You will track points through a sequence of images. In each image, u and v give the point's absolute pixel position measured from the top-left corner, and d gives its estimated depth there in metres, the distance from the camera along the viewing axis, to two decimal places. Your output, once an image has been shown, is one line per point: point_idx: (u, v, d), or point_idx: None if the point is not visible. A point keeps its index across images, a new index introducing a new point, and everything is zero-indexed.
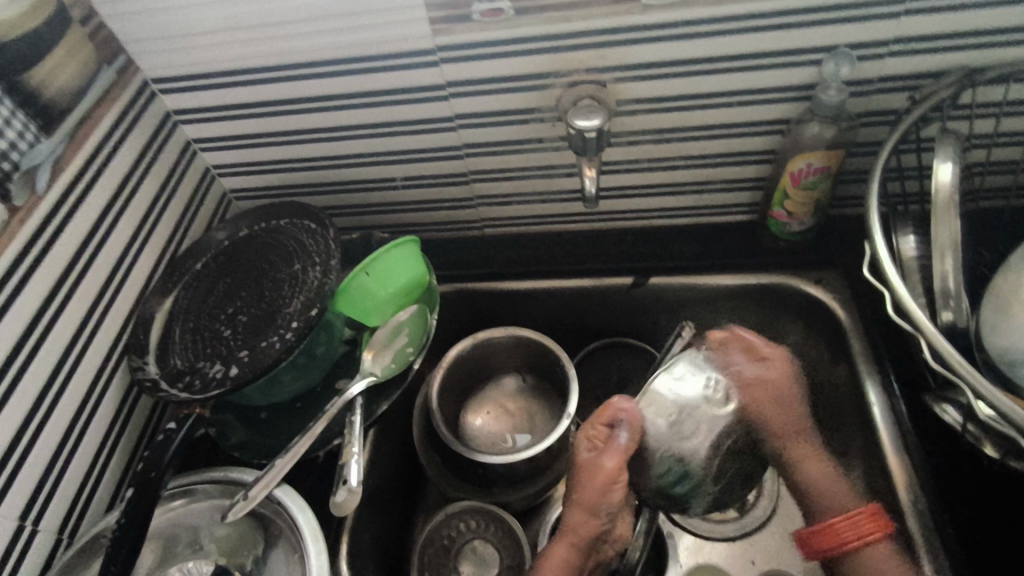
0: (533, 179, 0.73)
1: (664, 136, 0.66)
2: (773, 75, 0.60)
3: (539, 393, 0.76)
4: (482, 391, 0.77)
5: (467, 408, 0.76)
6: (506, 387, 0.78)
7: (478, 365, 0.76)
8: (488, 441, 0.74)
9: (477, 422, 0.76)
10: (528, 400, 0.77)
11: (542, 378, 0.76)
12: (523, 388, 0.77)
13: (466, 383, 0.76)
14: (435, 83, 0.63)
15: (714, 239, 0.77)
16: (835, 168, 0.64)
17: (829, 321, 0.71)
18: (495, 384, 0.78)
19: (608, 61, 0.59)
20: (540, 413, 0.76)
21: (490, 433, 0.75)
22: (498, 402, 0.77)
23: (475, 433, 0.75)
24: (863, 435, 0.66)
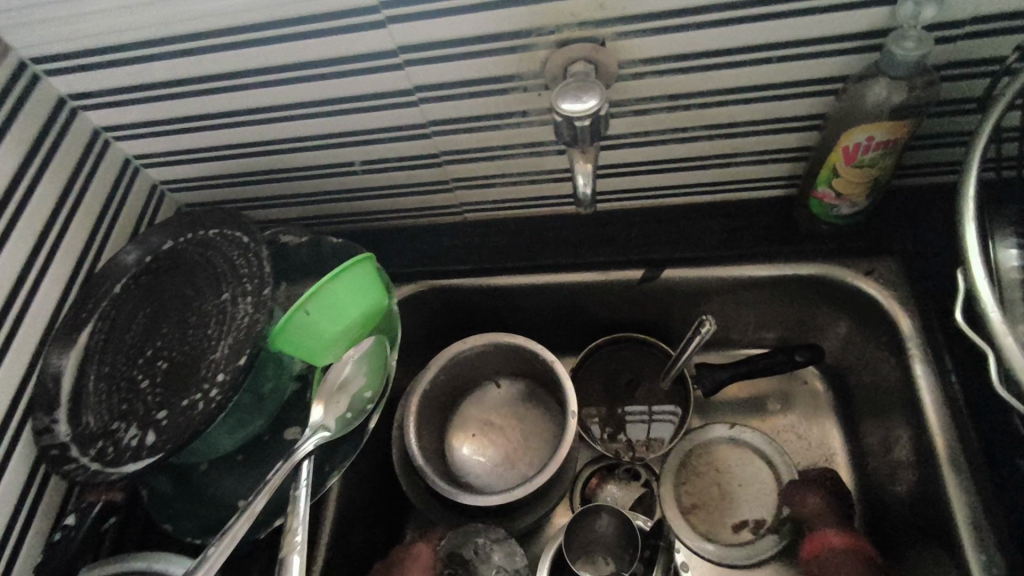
0: (519, 158, 0.59)
1: (681, 102, 0.52)
2: (828, 21, 0.44)
3: (530, 402, 0.66)
4: (465, 403, 0.67)
5: (449, 427, 0.66)
6: (491, 398, 0.67)
7: (459, 375, 0.65)
8: (476, 463, 0.64)
9: (463, 443, 0.65)
10: (519, 411, 0.66)
11: (533, 383, 0.66)
12: (512, 396, 0.67)
13: (447, 396, 0.66)
14: (383, 48, 0.49)
15: (743, 220, 0.63)
16: (902, 139, 0.49)
17: (882, 320, 0.59)
18: (480, 394, 0.67)
19: (606, 12, 0.45)
20: (535, 426, 0.65)
21: (479, 454, 0.65)
22: (484, 417, 0.66)
23: (461, 459, 0.65)
24: (918, 464, 0.55)
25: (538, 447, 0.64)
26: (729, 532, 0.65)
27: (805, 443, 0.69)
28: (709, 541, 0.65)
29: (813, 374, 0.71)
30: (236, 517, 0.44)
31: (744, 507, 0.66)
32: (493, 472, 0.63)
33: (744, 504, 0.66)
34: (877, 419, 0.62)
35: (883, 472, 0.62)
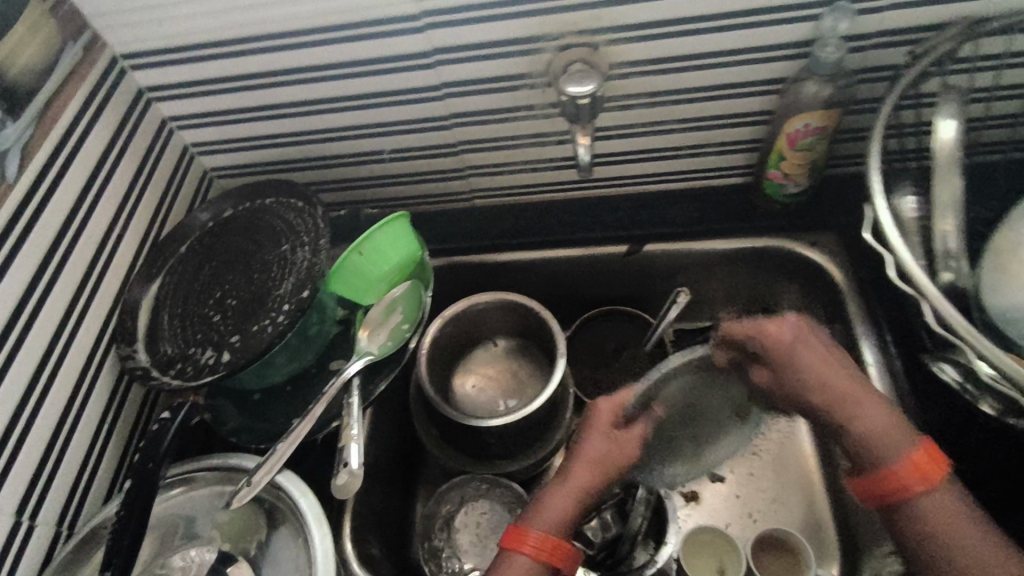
0: (524, 148, 0.71)
1: (658, 99, 0.64)
2: (770, 32, 0.57)
3: (522, 355, 0.78)
4: (466, 358, 0.78)
5: (454, 377, 0.77)
6: (490, 355, 0.78)
7: (463, 331, 0.76)
8: (477, 407, 0.75)
9: (465, 391, 0.77)
10: (513, 363, 0.77)
11: (526, 340, 0.77)
12: (506, 351, 0.78)
13: (452, 351, 0.76)
14: (420, 50, 0.60)
15: (709, 205, 0.76)
16: (831, 127, 0.62)
17: (825, 284, 0.71)
18: (480, 350, 0.78)
19: (599, 22, 0.57)
20: (526, 374, 0.77)
21: (479, 400, 0.76)
22: (481, 369, 0.78)
23: (465, 403, 0.76)
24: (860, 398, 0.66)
25: (531, 391, 0.76)
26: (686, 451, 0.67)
27: None
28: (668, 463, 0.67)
29: None
30: (297, 422, 0.52)
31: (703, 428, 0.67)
32: (494, 412, 0.75)
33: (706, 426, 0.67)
34: None
35: None
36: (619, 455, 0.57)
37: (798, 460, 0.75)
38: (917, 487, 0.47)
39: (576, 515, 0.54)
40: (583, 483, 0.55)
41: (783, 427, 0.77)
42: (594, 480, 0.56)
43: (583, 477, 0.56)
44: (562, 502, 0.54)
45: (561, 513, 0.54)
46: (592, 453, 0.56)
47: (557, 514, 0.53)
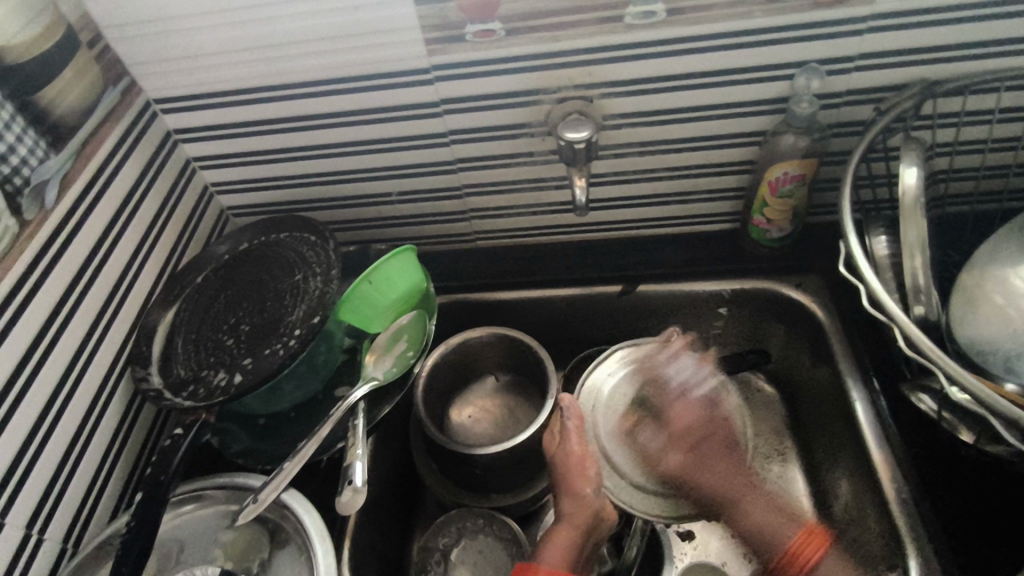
0: (524, 192, 0.76)
1: (649, 148, 0.70)
2: (749, 89, 0.63)
3: (519, 390, 0.80)
4: (464, 392, 0.81)
5: (451, 410, 0.80)
6: (488, 389, 0.81)
7: (461, 364, 0.79)
8: (472, 438, 0.78)
9: (462, 422, 0.79)
10: (509, 398, 0.80)
11: (522, 375, 0.80)
12: (501, 384, 0.81)
13: (449, 383, 0.79)
14: (429, 100, 0.66)
15: (699, 248, 0.80)
16: (809, 175, 0.67)
17: (809, 323, 0.74)
18: (478, 384, 0.81)
19: (594, 78, 0.63)
20: (519, 408, 0.79)
21: (474, 431, 0.78)
22: (478, 401, 0.80)
23: (460, 434, 0.78)
24: (848, 433, 0.68)
25: (523, 424, 0.78)
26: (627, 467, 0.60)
27: (761, 441, 0.81)
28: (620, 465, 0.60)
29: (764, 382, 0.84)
30: (304, 442, 0.54)
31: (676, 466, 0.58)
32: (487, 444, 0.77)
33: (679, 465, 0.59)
34: (816, 411, 0.75)
35: (822, 452, 0.74)
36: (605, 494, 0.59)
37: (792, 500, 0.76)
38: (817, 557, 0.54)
39: (577, 559, 0.56)
40: (578, 523, 0.57)
41: (777, 468, 0.78)
42: (589, 523, 0.57)
43: (576, 525, 0.57)
44: (570, 547, 0.56)
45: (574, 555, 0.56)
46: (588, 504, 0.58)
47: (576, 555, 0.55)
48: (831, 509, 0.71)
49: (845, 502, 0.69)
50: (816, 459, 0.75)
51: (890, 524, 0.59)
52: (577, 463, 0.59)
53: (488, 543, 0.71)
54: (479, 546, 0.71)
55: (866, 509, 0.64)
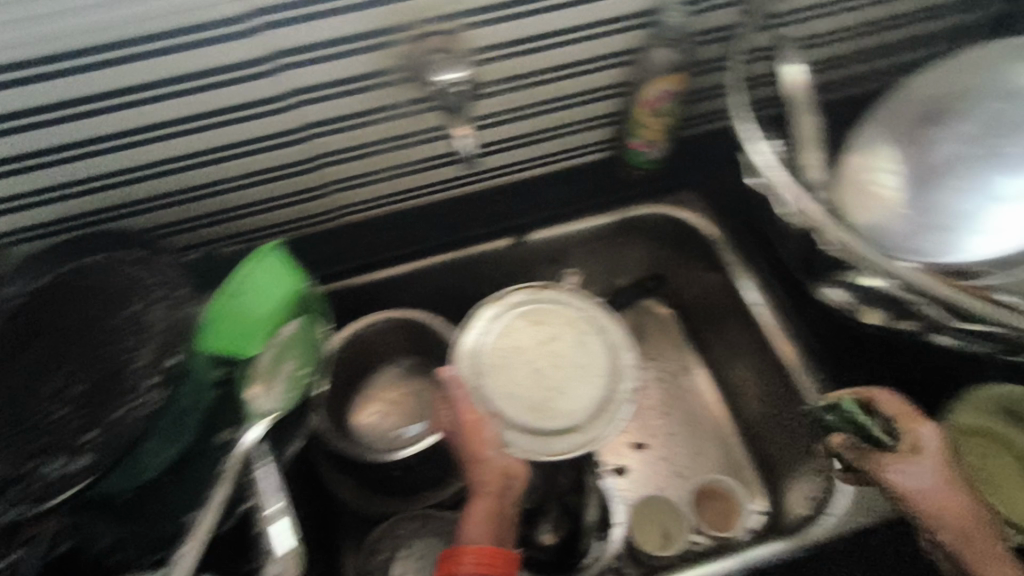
0: (389, 153, 0.66)
1: (521, 81, 0.63)
2: (619, 3, 0.58)
3: (424, 374, 0.72)
4: (364, 389, 0.72)
5: (354, 413, 0.71)
6: (390, 379, 0.73)
7: (355, 360, 0.69)
8: (384, 437, 0.69)
9: (368, 423, 0.71)
10: (415, 384, 0.72)
11: (424, 356, 0.72)
12: (403, 372, 0.73)
13: (345, 384, 0.70)
14: (257, 57, 0.52)
15: (581, 181, 0.76)
16: (682, 91, 0.65)
17: (697, 239, 0.75)
18: (377, 376, 0.72)
19: (454, 7, 0.54)
20: (428, 392, 0.72)
21: (385, 429, 0.70)
22: (382, 396, 0.72)
23: (370, 436, 0.70)
24: (750, 337, 0.71)
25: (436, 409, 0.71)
26: (516, 414, 0.59)
27: (664, 360, 0.84)
28: (513, 414, 0.59)
29: (658, 304, 0.86)
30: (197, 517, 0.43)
31: (565, 407, 0.60)
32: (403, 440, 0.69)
33: (566, 405, 0.60)
34: (713, 321, 0.78)
35: (726, 357, 0.78)
36: (504, 451, 0.54)
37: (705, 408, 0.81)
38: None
39: (499, 524, 0.50)
40: (492, 483, 0.52)
41: (684, 380, 0.83)
42: (505, 481, 0.53)
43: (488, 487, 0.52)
44: (489, 507, 0.50)
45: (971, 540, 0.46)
46: (492, 463, 0.53)
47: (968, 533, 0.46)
48: (744, 409, 0.77)
49: (758, 400, 0.73)
50: (721, 366, 0.80)
51: (808, 415, 0.62)
52: (477, 429, 0.54)
53: (429, 543, 0.65)
54: (421, 548, 0.65)
55: (780, 404, 0.69)
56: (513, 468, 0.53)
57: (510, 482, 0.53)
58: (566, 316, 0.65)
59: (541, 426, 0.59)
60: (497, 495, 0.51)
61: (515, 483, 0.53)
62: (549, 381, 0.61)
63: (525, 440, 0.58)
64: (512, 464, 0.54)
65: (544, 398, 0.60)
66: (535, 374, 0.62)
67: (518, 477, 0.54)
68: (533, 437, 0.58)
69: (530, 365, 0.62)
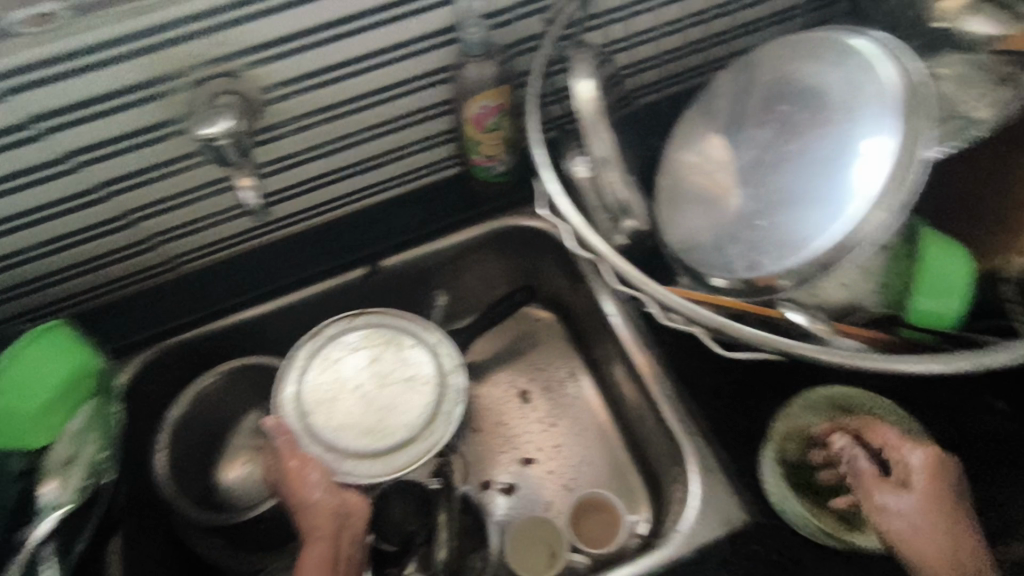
0: (207, 200, 0.62)
1: (329, 113, 0.59)
2: (414, 25, 0.55)
3: None
4: (225, 442, 0.69)
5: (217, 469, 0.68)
6: (253, 428, 0.70)
7: (206, 415, 0.67)
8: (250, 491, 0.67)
9: (232, 478, 0.68)
10: None
11: None
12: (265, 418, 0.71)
13: (197, 439, 0.66)
14: (10, 123, 0.49)
15: (433, 200, 0.73)
16: (508, 104, 0.62)
17: (554, 247, 0.72)
18: (239, 427, 0.70)
19: (222, 49, 0.50)
20: None
21: (251, 482, 0.67)
22: (246, 447, 0.70)
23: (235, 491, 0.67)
24: (614, 344, 0.68)
25: None
26: (349, 443, 0.61)
27: (550, 368, 0.81)
28: (347, 444, 0.61)
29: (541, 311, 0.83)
30: None
31: (394, 423, 0.62)
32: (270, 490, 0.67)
33: (395, 421, 0.63)
34: (588, 327, 0.75)
35: (602, 359, 0.75)
36: (333, 489, 0.56)
37: (591, 415, 0.78)
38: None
39: (334, 561, 0.52)
40: (323, 523, 0.53)
41: (571, 388, 0.80)
42: (338, 517, 0.54)
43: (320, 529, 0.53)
44: (324, 548, 0.52)
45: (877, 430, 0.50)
46: (322, 504, 0.54)
47: (863, 421, 0.52)
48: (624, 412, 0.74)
49: (632, 405, 0.70)
50: (602, 369, 0.77)
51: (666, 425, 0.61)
52: (302, 475, 0.56)
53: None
54: None
55: (645, 410, 0.66)
56: (346, 503, 0.55)
57: (344, 516, 0.55)
58: (385, 338, 0.67)
59: (375, 445, 0.61)
60: (330, 535, 0.53)
61: (351, 517, 0.55)
62: (378, 402, 0.64)
63: (363, 465, 0.61)
64: (344, 500, 0.55)
65: (375, 421, 0.63)
66: (364, 400, 0.64)
67: (354, 509, 0.55)
68: (370, 460, 0.61)
69: (357, 393, 0.64)
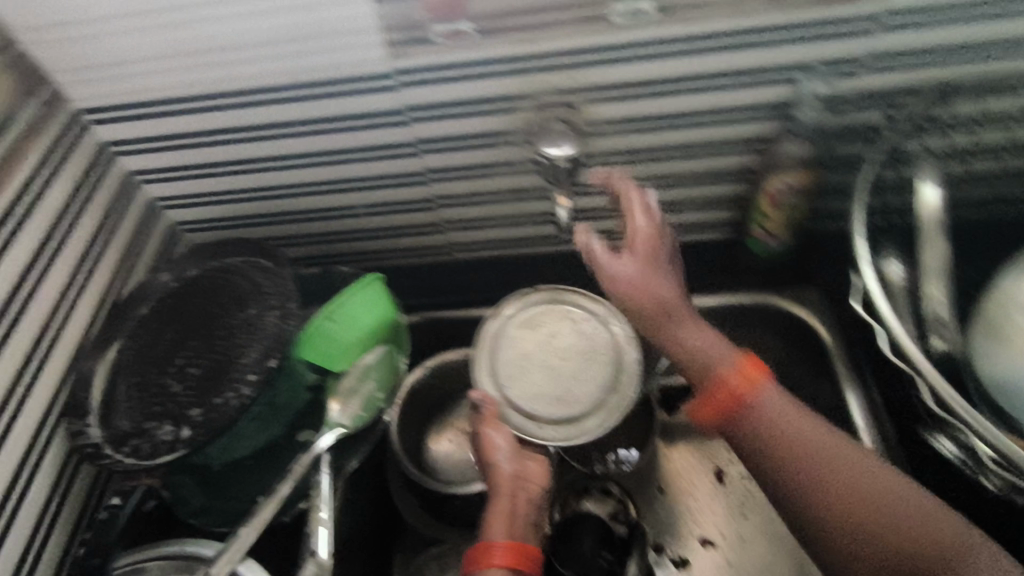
0: (503, 204, 0.69)
1: (637, 156, 0.63)
2: (751, 94, 0.57)
3: None
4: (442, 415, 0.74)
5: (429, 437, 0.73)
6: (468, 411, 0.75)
7: (436, 386, 0.73)
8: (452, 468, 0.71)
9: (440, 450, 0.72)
10: None
11: None
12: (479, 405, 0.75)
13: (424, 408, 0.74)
14: (393, 108, 0.59)
15: (693, 258, 0.75)
16: (813, 185, 0.62)
17: (811, 342, 0.70)
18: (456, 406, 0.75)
19: (577, 82, 0.56)
20: None
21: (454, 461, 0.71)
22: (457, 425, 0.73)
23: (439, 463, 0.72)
24: None
25: None
26: (541, 410, 0.59)
27: None
28: (541, 409, 0.59)
29: None
30: (262, 505, 0.49)
31: (582, 389, 0.60)
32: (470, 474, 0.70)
33: (582, 387, 0.60)
34: None
35: None
36: (516, 458, 0.56)
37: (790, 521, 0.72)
38: (741, 395, 0.50)
39: (518, 524, 0.51)
40: (509, 486, 0.53)
41: None
42: (523, 484, 0.54)
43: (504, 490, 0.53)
44: (507, 508, 0.52)
45: (700, 352, 0.53)
46: (503, 468, 0.55)
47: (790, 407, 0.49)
48: None
49: None
50: None
51: None
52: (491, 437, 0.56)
53: None
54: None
55: None
56: (531, 472, 0.56)
57: (528, 485, 0.55)
58: (556, 310, 0.64)
59: (567, 411, 0.59)
60: (512, 496, 0.53)
61: (535, 488, 0.55)
62: (564, 368, 0.61)
63: (559, 433, 0.58)
64: (525, 470, 0.55)
65: (563, 391, 0.60)
66: (548, 369, 0.61)
67: (537, 482, 0.55)
68: (564, 427, 0.58)
69: (540, 364, 0.61)
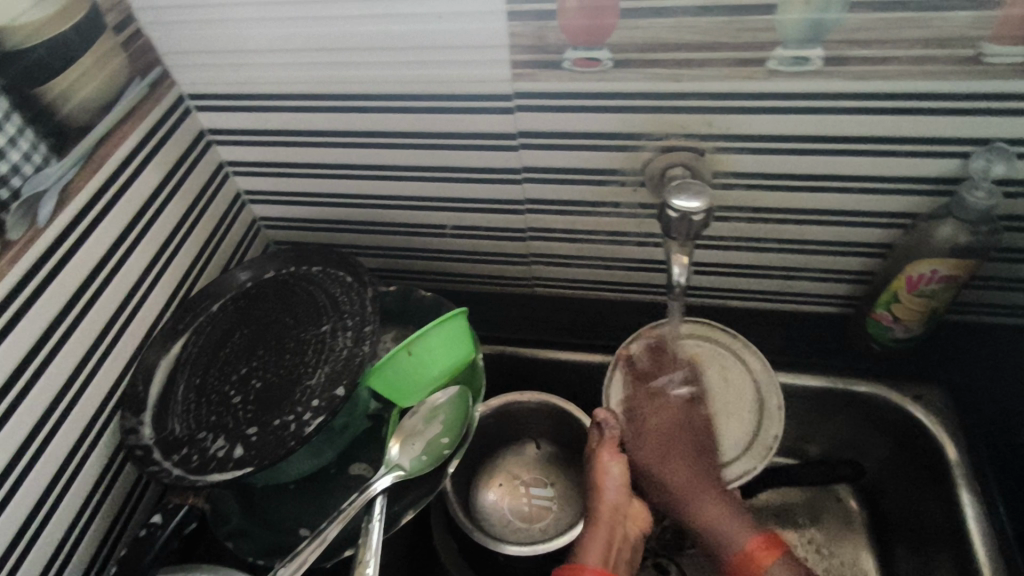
0: (600, 245, 0.64)
1: (761, 215, 0.57)
2: (908, 164, 0.50)
3: (559, 467, 0.68)
4: (497, 459, 0.70)
5: (479, 480, 0.69)
6: (525, 459, 0.69)
7: (498, 427, 0.68)
8: (501, 519, 0.66)
9: (489, 497, 0.67)
10: (548, 474, 0.68)
11: (564, 450, 0.68)
12: (539, 455, 0.69)
13: (483, 447, 0.69)
14: (506, 131, 0.54)
15: (797, 329, 0.67)
16: (961, 278, 0.54)
17: (926, 445, 0.62)
18: (514, 452, 0.70)
19: (712, 128, 0.51)
20: (556, 487, 0.67)
21: (503, 512, 0.66)
22: (512, 473, 0.69)
23: (486, 511, 0.67)
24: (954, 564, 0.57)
25: (562, 510, 0.66)
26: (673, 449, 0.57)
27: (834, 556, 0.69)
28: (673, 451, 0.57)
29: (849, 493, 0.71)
30: (307, 544, 0.45)
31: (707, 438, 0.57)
32: (520, 530, 0.65)
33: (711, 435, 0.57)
34: (912, 540, 0.63)
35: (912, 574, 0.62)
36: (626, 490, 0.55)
37: None
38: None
39: (610, 558, 0.52)
40: (609, 519, 0.54)
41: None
42: (623, 517, 0.55)
43: (607, 521, 0.54)
44: (606, 540, 0.53)
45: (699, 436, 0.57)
46: (610, 498, 0.55)
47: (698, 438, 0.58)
48: None
49: None
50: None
51: None
52: (606, 464, 0.55)
53: None
54: None
55: None
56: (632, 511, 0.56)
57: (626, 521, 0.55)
58: (701, 353, 0.62)
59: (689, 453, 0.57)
60: (611, 526, 0.54)
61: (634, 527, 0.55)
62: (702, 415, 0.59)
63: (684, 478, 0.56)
64: (627, 503, 0.55)
65: (698, 435, 0.58)
66: (686, 409, 0.59)
67: (638, 519, 0.56)
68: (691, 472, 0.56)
69: (679, 402, 0.60)
